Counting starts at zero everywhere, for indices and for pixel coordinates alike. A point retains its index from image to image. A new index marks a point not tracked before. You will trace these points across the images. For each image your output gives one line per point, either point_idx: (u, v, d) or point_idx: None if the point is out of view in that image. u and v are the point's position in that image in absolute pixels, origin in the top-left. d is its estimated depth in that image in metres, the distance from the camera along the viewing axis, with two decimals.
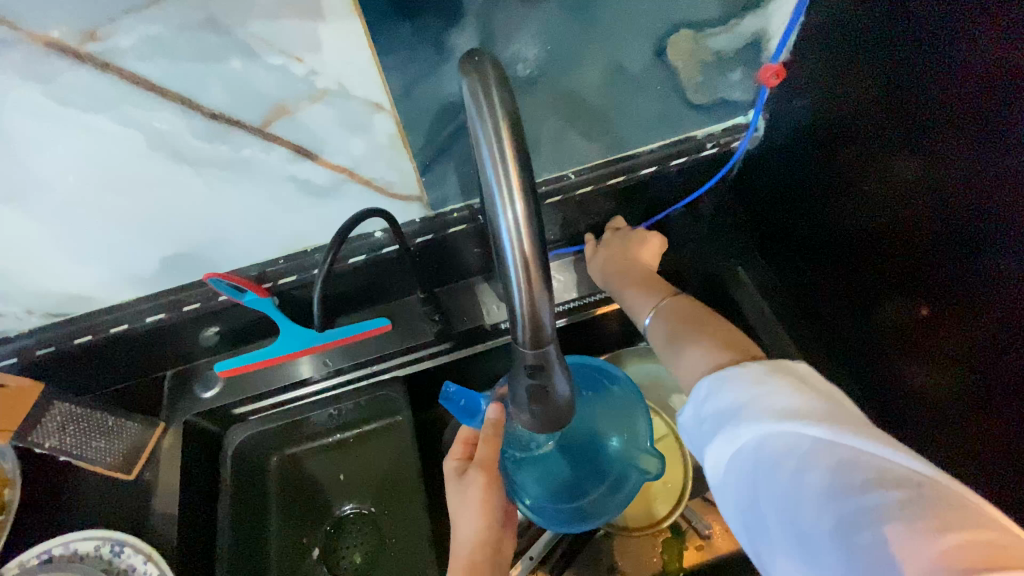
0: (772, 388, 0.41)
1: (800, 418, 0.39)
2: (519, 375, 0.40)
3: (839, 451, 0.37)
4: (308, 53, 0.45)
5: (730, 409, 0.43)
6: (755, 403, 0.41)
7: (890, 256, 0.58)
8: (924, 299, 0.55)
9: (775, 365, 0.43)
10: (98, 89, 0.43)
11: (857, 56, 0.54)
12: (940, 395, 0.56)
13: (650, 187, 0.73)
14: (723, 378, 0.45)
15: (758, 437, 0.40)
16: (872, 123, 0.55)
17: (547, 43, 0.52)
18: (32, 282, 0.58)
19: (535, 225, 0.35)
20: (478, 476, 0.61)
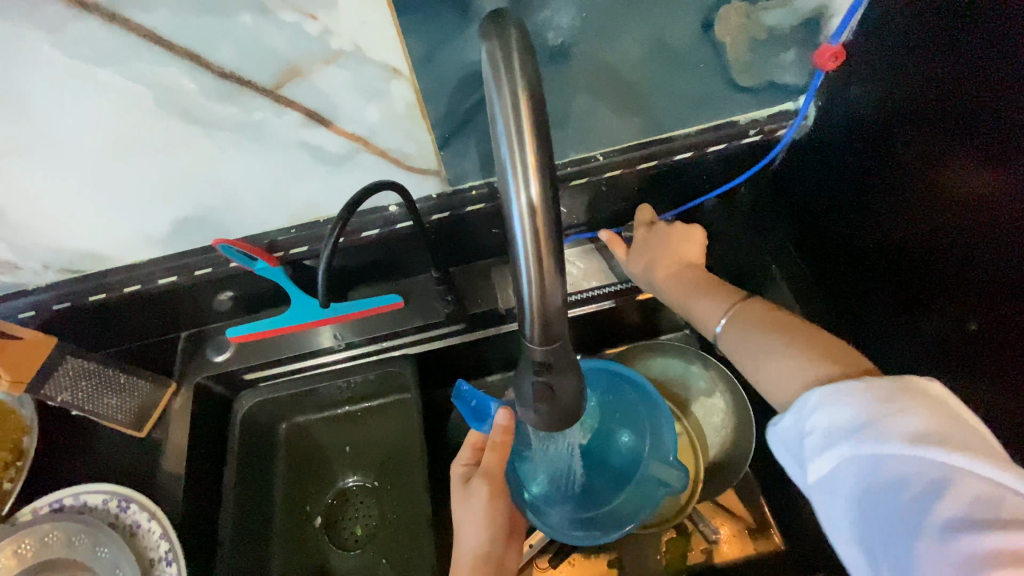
0: (905, 410, 0.38)
1: (940, 445, 0.37)
2: (525, 371, 0.37)
3: (970, 485, 0.35)
4: (323, 10, 0.42)
5: (848, 424, 0.40)
6: (885, 422, 0.38)
7: (936, 266, 0.53)
8: (973, 315, 0.50)
9: (902, 384, 0.40)
10: (104, 40, 0.41)
11: (927, 38, 0.48)
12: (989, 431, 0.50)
13: (684, 174, 0.69)
14: (845, 391, 0.41)
15: (887, 459, 0.38)
16: (935, 113, 0.49)
17: (582, 10, 0.48)
18: (47, 237, 0.57)
19: (550, 212, 0.32)
20: (483, 488, 0.59)
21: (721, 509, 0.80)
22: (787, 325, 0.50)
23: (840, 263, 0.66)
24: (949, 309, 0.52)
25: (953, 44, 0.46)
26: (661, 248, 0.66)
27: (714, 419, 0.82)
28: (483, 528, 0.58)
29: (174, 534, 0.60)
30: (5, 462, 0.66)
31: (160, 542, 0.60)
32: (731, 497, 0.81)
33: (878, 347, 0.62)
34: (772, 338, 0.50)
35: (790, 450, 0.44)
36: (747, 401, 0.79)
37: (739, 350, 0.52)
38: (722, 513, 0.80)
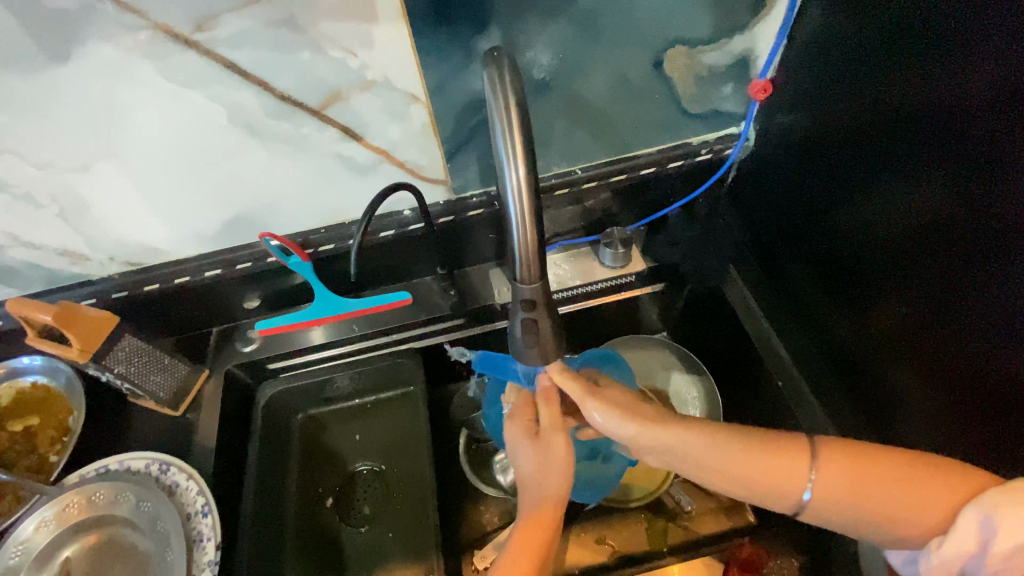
0: (1006, 515, 0.42)
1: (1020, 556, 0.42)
2: (516, 308, 0.49)
3: None
4: (362, 49, 0.56)
5: (977, 535, 0.44)
6: (999, 538, 0.42)
7: (872, 266, 0.64)
8: (905, 302, 0.61)
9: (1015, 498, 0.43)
10: (197, 69, 0.54)
11: (834, 69, 0.63)
12: (904, 386, 0.64)
13: (651, 187, 0.82)
14: (988, 506, 0.44)
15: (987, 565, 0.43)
16: (850, 131, 0.62)
17: (559, 51, 0.62)
18: (117, 232, 0.68)
19: (531, 184, 0.45)
20: (557, 436, 0.63)
21: (696, 488, 0.88)
22: (877, 469, 0.48)
23: (787, 248, 0.79)
24: (889, 296, 0.63)
25: (856, 75, 0.60)
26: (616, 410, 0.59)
27: (688, 407, 0.90)
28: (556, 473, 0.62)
29: (209, 490, 0.68)
30: (52, 438, 0.76)
31: (196, 498, 0.68)
32: None
33: (833, 332, 0.74)
34: (888, 495, 0.47)
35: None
36: (715, 388, 0.89)
37: (836, 517, 0.49)
38: (697, 491, 0.88)
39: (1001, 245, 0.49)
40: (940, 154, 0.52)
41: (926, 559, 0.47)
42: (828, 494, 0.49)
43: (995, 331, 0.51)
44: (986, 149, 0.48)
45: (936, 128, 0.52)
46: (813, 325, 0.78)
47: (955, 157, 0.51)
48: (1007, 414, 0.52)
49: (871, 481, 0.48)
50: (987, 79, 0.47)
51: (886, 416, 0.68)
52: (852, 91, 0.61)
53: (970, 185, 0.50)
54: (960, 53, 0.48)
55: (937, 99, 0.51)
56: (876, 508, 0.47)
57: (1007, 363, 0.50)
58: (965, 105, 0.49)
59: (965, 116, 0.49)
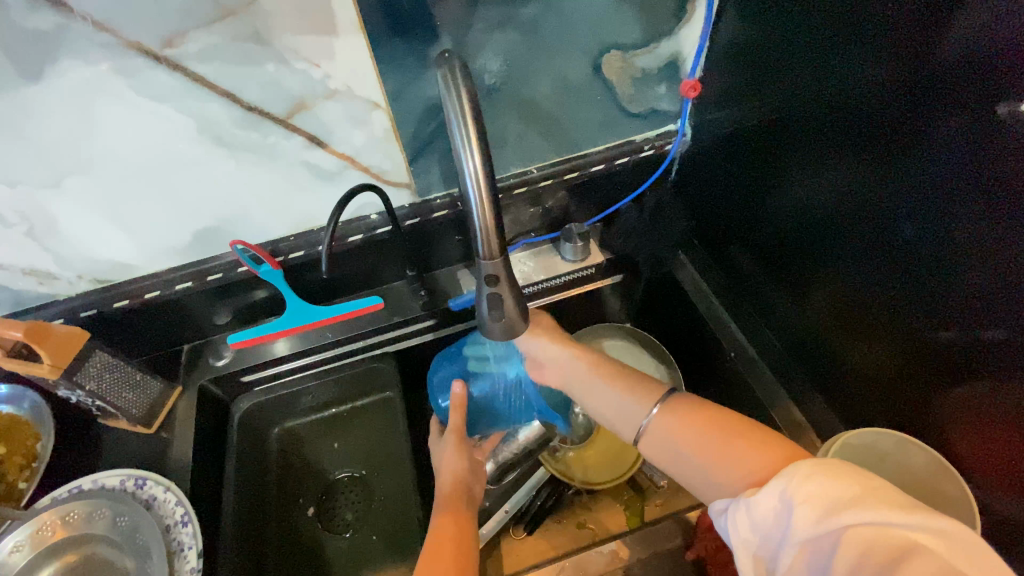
0: (811, 482, 0.43)
1: (821, 510, 0.41)
2: (481, 283, 0.53)
3: (815, 544, 0.41)
4: (323, 60, 0.60)
5: (782, 498, 0.43)
6: (800, 505, 0.42)
7: (806, 235, 0.72)
8: (837, 266, 0.68)
9: (825, 464, 0.43)
10: (166, 83, 0.57)
11: (753, 65, 0.71)
12: (843, 346, 0.71)
13: (602, 183, 0.88)
14: (792, 472, 0.44)
15: (780, 516, 0.43)
16: (773, 117, 0.70)
17: (506, 58, 0.68)
18: (86, 249, 0.70)
19: (487, 171, 0.49)
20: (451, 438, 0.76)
21: None
22: (711, 420, 0.53)
23: (730, 231, 0.87)
24: (823, 262, 0.70)
25: (772, 68, 0.68)
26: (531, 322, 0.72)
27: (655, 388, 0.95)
28: (455, 466, 0.74)
29: (188, 500, 0.68)
30: (19, 464, 0.73)
31: (175, 509, 0.68)
32: None
33: (778, 303, 0.81)
34: (706, 442, 0.52)
35: (749, 550, 0.44)
36: (678, 368, 0.95)
37: (669, 454, 0.55)
38: None
39: (907, 204, 0.56)
40: (853, 136, 0.60)
41: (733, 518, 0.46)
42: (665, 431, 0.55)
43: (915, 285, 0.59)
44: (883, 120, 0.56)
45: (846, 105, 0.59)
46: (759, 304, 0.85)
47: (861, 130, 0.59)
48: (941, 351, 0.58)
49: (702, 428, 0.53)
50: (877, 64, 0.55)
51: (827, 374, 0.75)
52: (771, 83, 0.69)
53: (877, 157, 0.58)
54: (856, 41, 0.56)
55: (839, 85, 0.59)
56: (696, 450, 0.52)
57: (936, 311, 0.57)
58: (861, 85, 0.57)
59: (865, 96, 0.57)
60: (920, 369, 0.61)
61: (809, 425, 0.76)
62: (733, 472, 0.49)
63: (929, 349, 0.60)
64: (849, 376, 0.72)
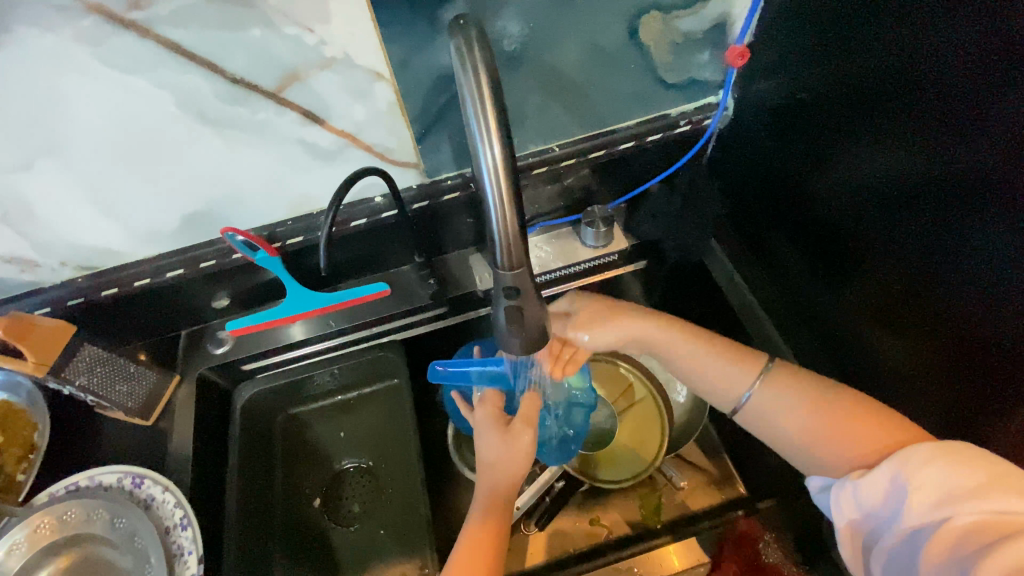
0: (926, 470, 0.46)
1: (936, 496, 0.46)
2: (498, 296, 0.46)
3: (928, 525, 0.46)
4: (318, 24, 0.52)
5: (892, 480, 0.48)
6: (915, 491, 0.46)
7: (849, 227, 0.64)
8: (874, 262, 0.61)
9: (942, 450, 0.47)
10: (137, 52, 0.50)
11: (808, 31, 0.61)
12: (882, 342, 0.63)
13: (630, 162, 0.80)
14: (904, 461, 0.48)
15: (892, 499, 0.48)
16: (829, 93, 0.61)
17: (530, 20, 0.59)
18: (67, 234, 0.64)
19: (509, 165, 0.42)
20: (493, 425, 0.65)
21: (687, 463, 0.89)
22: (818, 396, 0.57)
23: (770, 219, 0.78)
24: (860, 255, 0.63)
25: (828, 40, 0.59)
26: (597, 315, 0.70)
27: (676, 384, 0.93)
28: (509, 458, 0.63)
29: (187, 501, 0.65)
30: (16, 455, 0.70)
31: (174, 511, 0.65)
32: (696, 452, 0.90)
33: (813, 301, 0.73)
34: (817, 416, 0.56)
35: (853, 522, 0.50)
36: None
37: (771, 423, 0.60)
38: (689, 466, 0.88)
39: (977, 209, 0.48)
40: (923, 116, 0.50)
41: (838, 496, 0.51)
42: (764, 404, 0.60)
43: (965, 286, 0.51)
44: (957, 112, 0.47)
45: (915, 89, 0.50)
46: (794, 298, 0.77)
47: (934, 121, 0.49)
48: (1000, 382, 0.50)
49: (809, 403, 0.57)
50: (957, 36, 0.45)
51: (866, 382, 0.67)
52: (830, 51, 0.59)
53: (944, 146, 0.49)
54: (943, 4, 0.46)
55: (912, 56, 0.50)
56: (809, 426, 0.56)
57: (1003, 325, 0.48)
58: (942, 68, 0.47)
59: (942, 79, 0.48)
60: (974, 399, 0.53)
61: None
62: (834, 452, 0.54)
63: (975, 352, 0.51)
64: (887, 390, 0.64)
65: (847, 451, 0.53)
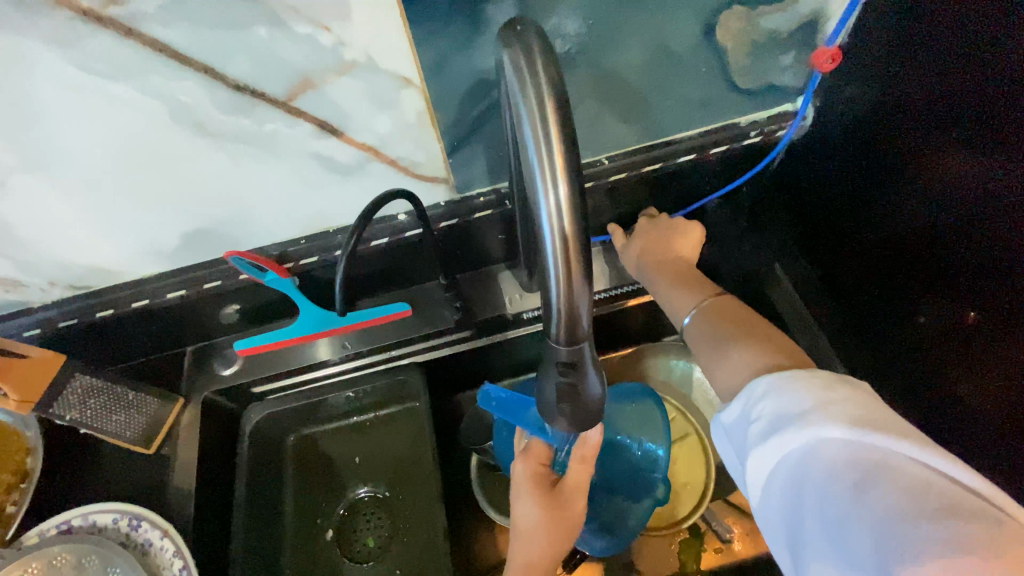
0: (832, 401, 0.39)
1: (840, 428, 0.38)
2: (549, 371, 0.38)
3: (836, 463, 0.38)
4: (336, 21, 0.43)
5: (792, 413, 0.40)
6: (810, 424, 0.39)
7: (950, 269, 0.53)
8: (975, 306, 0.51)
9: (836, 383, 0.40)
10: (120, 54, 0.42)
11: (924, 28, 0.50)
12: (965, 388, 0.54)
13: (688, 177, 0.70)
14: (800, 389, 0.41)
15: (798, 443, 0.39)
16: (941, 113, 0.50)
17: (589, 16, 0.49)
18: (55, 254, 0.57)
19: (577, 217, 0.33)
20: (537, 492, 0.59)
21: (732, 508, 0.81)
22: (741, 322, 0.52)
23: (847, 246, 0.67)
24: (956, 300, 0.53)
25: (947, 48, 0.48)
26: (657, 248, 0.67)
27: None
28: (555, 529, 0.59)
29: (187, 552, 0.59)
30: (8, 484, 0.65)
31: (173, 560, 0.59)
32: (743, 496, 0.82)
33: (895, 349, 0.62)
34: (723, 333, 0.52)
35: (759, 470, 0.42)
36: None
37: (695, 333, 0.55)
38: (733, 511, 0.80)
39: None
40: None
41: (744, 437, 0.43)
42: (696, 327, 0.55)
43: None
44: None
45: None
46: (861, 332, 0.67)
47: None
48: None
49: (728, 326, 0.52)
50: None
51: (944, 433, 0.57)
52: (948, 59, 0.48)
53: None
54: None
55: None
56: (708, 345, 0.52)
57: None
58: None
59: None
60: None
61: None
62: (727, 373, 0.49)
63: None
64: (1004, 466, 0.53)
65: (736, 363, 0.48)
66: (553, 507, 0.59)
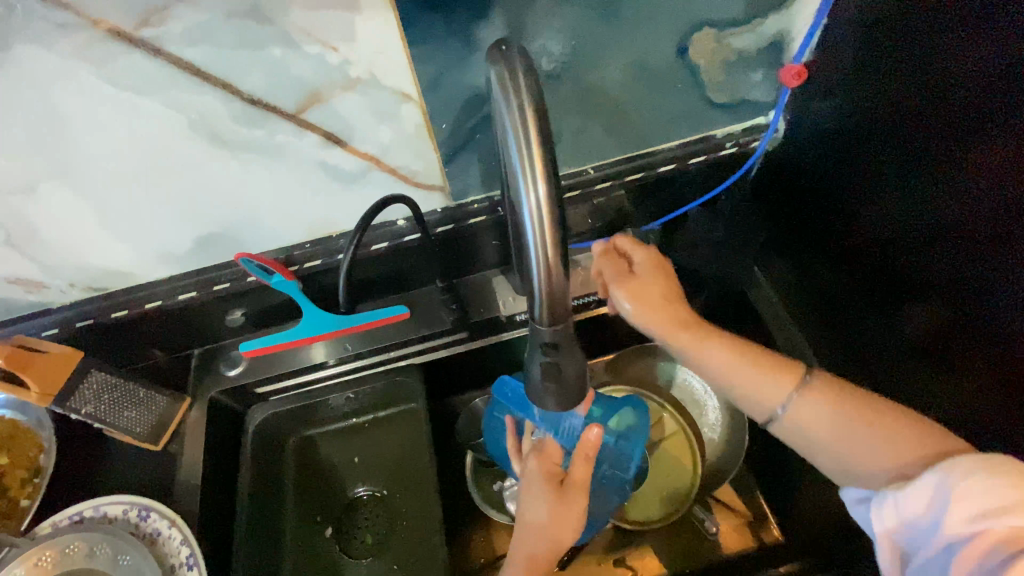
0: (977, 481, 0.38)
1: (1001, 518, 0.37)
2: (534, 351, 0.42)
3: (995, 553, 0.36)
4: (342, 42, 0.48)
5: (937, 504, 0.39)
6: (957, 504, 0.38)
7: (917, 270, 0.56)
8: (939, 306, 0.54)
9: (988, 463, 0.39)
10: (147, 71, 0.46)
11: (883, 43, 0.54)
12: (925, 385, 0.57)
13: (671, 185, 0.74)
14: (948, 471, 0.39)
15: (949, 534, 0.38)
16: (902, 121, 0.54)
17: (572, 38, 0.54)
18: (75, 256, 0.61)
19: (555, 209, 0.37)
20: (548, 487, 0.61)
21: (719, 504, 0.84)
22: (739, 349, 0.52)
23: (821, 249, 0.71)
24: (927, 300, 0.55)
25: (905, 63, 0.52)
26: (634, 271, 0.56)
27: (708, 417, 0.88)
28: (560, 525, 0.60)
29: (194, 540, 0.62)
30: (22, 478, 0.68)
31: (180, 548, 0.62)
32: (729, 492, 0.84)
33: (864, 350, 0.64)
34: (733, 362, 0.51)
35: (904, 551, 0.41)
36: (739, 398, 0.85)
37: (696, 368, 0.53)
38: (721, 507, 0.83)
39: None
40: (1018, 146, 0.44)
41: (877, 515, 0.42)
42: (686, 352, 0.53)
43: None
44: None
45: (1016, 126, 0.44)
46: (834, 334, 0.69)
47: None
48: None
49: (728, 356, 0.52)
50: None
51: None
52: (904, 71, 0.52)
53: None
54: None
55: (1007, 84, 0.44)
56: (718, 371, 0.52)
57: None
58: None
59: None
60: None
61: None
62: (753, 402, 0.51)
63: None
64: None
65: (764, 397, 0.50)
66: (560, 502, 0.60)
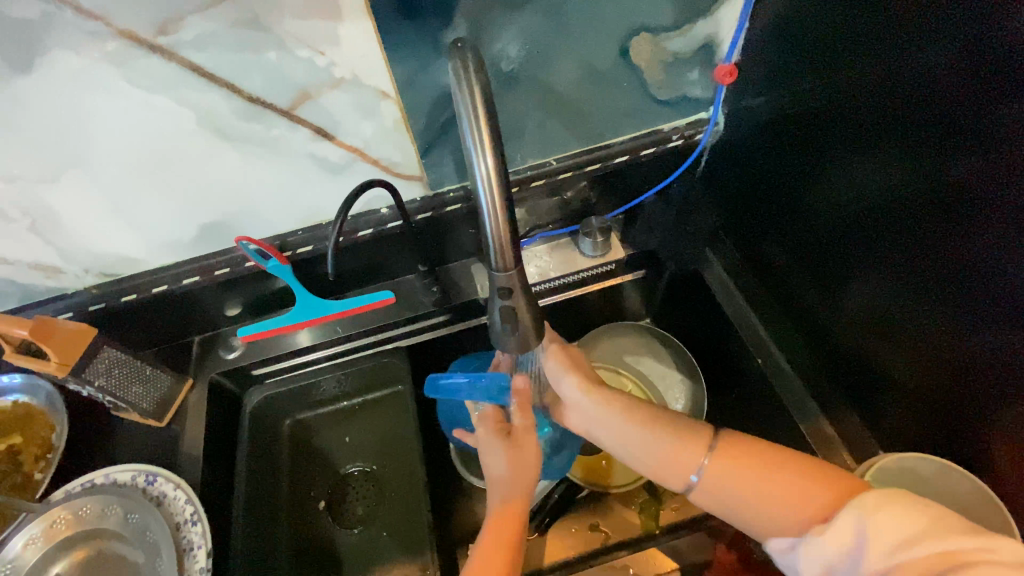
0: (879, 513, 0.43)
1: (904, 542, 0.41)
2: (494, 296, 0.50)
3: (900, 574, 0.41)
4: (328, 46, 0.56)
5: (853, 544, 0.44)
6: (871, 538, 0.43)
7: (845, 240, 0.64)
8: (871, 273, 0.62)
9: (879, 500, 0.44)
10: (161, 73, 0.54)
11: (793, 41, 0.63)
12: (873, 346, 0.65)
13: (627, 174, 0.82)
14: (858, 505, 0.45)
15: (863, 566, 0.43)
16: (813, 108, 0.63)
17: (526, 42, 0.63)
18: (92, 242, 0.68)
19: (501, 174, 0.45)
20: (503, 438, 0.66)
21: None
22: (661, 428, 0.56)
23: (762, 227, 0.80)
24: (861, 269, 0.63)
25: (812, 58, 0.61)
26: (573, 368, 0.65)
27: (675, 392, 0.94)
28: (520, 469, 0.65)
29: (197, 498, 0.68)
30: (34, 454, 0.73)
31: (185, 507, 0.67)
32: None
33: (815, 315, 0.73)
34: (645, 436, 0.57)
35: None
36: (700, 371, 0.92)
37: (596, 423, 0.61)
38: None
39: (968, 221, 0.49)
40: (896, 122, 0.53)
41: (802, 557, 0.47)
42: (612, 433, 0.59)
43: (948, 281, 0.53)
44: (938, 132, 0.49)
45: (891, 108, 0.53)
46: (789, 304, 0.78)
47: (908, 143, 0.52)
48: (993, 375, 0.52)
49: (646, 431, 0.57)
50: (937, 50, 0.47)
51: (853, 372, 0.69)
52: (811, 65, 0.61)
53: (907, 159, 0.53)
54: (899, 31, 0.50)
55: (877, 75, 0.53)
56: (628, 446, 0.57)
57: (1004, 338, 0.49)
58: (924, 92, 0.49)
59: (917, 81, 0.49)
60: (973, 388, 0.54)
61: (843, 444, 0.70)
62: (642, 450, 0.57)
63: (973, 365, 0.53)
64: (892, 393, 0.64)
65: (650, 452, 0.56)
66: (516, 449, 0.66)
